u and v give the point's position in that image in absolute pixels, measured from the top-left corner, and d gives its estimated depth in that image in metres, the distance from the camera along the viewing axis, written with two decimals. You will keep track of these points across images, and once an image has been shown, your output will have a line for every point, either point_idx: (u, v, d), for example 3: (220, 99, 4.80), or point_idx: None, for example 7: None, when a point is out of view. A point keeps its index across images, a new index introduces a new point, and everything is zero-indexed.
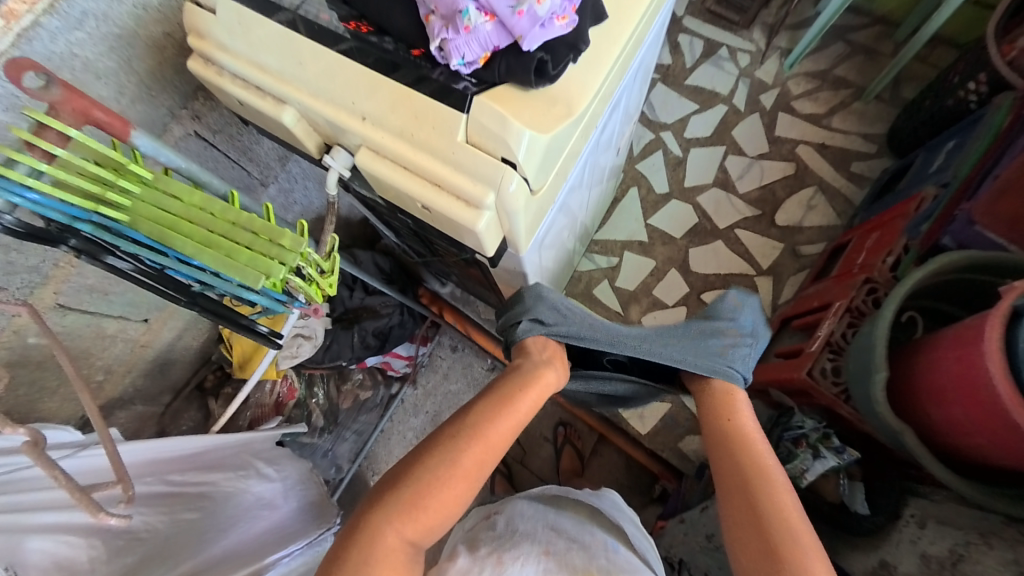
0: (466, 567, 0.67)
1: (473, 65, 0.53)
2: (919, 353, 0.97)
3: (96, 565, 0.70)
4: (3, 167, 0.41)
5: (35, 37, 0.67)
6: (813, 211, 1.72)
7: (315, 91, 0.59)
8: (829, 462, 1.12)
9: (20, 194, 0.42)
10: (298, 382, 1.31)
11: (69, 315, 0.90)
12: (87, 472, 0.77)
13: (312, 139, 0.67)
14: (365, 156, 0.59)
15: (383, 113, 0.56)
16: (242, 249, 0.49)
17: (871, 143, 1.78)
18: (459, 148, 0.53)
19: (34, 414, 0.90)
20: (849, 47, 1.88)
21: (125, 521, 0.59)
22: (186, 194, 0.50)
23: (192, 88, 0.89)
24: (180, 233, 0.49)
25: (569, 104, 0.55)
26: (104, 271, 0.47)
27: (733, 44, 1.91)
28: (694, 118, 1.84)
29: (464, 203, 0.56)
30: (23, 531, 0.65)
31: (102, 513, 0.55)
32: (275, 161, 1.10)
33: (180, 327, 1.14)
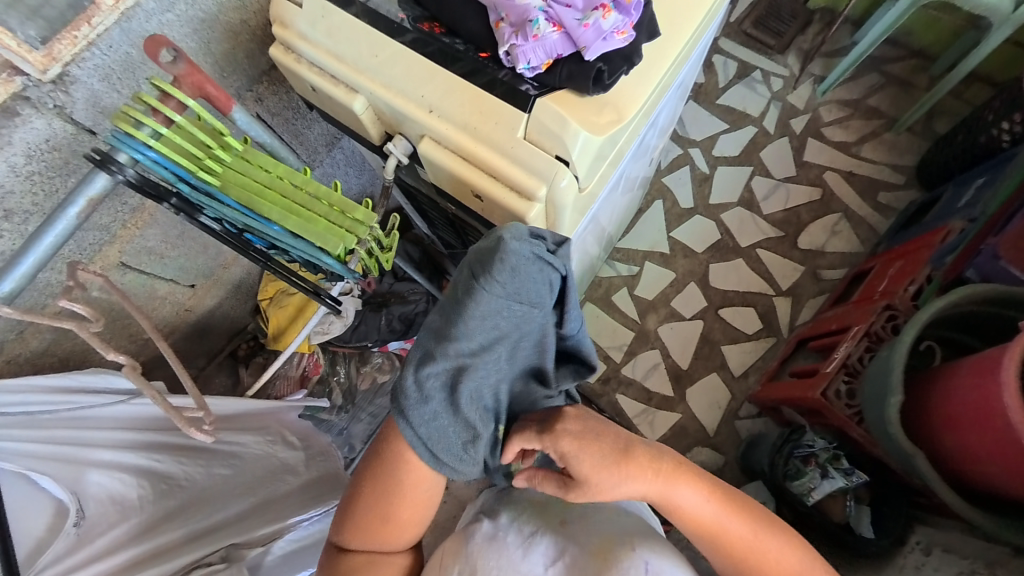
0: (490, 533, 0.67)
1: (536, 70, 0.58)
2: (936, 379, 0.98)
3: (144, 503, 0.76)
4: (130, 128, 0.47)
5: (134, 16, 0.74)
6: (836, 236, 1.74)
7: (386, 82, 0.65)
8: (837, 482, 1.14)
9: (141, 152, 0.48)
10: (323, 359, 1.38)
11: (129, 274, 0.97)
12: (136, 418, 0.81)
13: (376, 127, 0.73)
14: (426, 144, 0.64)
15: (449, 107, 0.61)
16: (318, 219, 0.54)
17: (900, 174, 1.79)
18: (518, 143, 0.58)
19: (89, 363, 0.97)
20: (883, 78, 1.90)
21: (211, 439, 0.66)
22: (272, 165, 0.55)
23: (258, 72, 0.95)
24: (265, 199, 0.54)
25: (619, 110, 0.59)
26: (196, 228, 0.53)
27: (767, 67, 1.94)
28: (724, 136, 1.87)
29: (516, 195, 0.61)
30: (83, 464, 0.72)
31: (194, 427, 0.63)
32: (323, 147, 1.16)
33: (222, 295, 1.20)
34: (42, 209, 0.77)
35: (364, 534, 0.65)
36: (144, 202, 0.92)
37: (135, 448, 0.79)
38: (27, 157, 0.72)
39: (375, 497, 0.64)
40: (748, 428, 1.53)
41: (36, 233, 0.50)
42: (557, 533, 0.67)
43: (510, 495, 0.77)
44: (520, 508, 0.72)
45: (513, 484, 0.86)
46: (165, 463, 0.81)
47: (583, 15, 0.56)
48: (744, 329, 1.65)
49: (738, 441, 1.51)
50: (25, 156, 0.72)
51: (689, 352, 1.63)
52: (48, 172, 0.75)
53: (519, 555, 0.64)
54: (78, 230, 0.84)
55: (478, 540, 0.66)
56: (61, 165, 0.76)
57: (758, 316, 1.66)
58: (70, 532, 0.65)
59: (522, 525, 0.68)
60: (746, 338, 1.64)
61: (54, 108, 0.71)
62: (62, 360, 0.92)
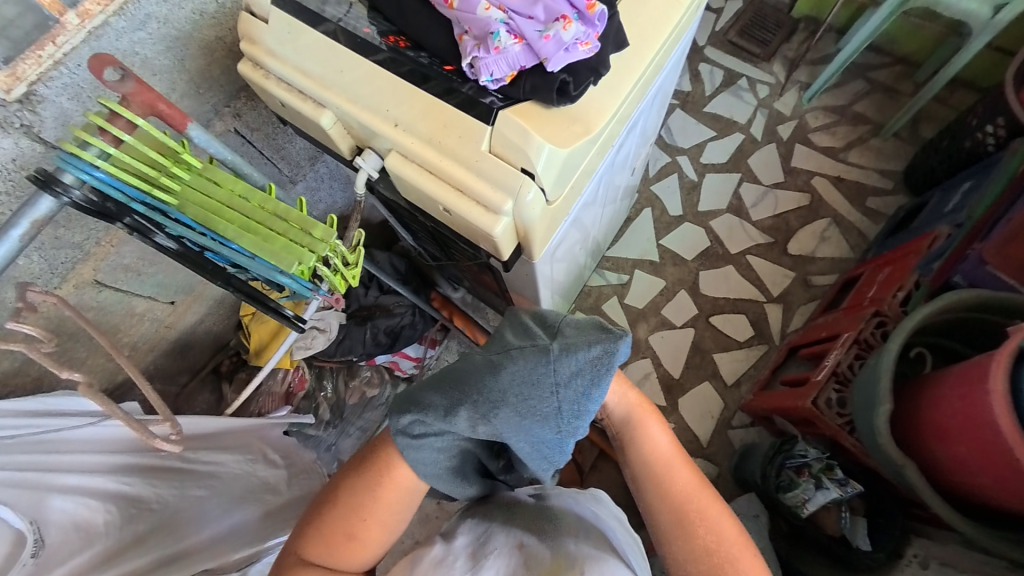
0: (440, 556, 0.67)
1: (500, 82, 0.57)
2: (924, 387, 0.96)
3: (111, 528, 0.74)
4: (78, 148, 0.47)
5: (104, 35, 0.73)
6: (826, 242, 1.73)
7: (353, 97, 0.64)
8: (831, 493, 1.11)
9: (90, 173, 0.47)
10: (308, 373, 1.35)
11: (104, 292, 0.95)
12: (102, 441, 0.81)
13: (346, 142, 0.72)
14: (393, 159, 0.63)
15: (414, 121, 0.60)
16: (277, 237, 0.54)
17: (888, 180, 1.79)
18: (482, 156, 0.57)
19: (63, 383, 0.96)
20: (869, 84, 1.90)
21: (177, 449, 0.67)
22: (230, 183, 0.55)
23: (235, 87, 0.94)
24: (222, 218, 0.53)
25: (585, 122, 0.59)
26: (151, 248, 0.52)
27: (754, 75, 1.95)
28: (711, 144, 1.87)
29: (483, 209, 0.60)
30: (49, 492, 0.70)
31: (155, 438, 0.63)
32: (305, 161, 1.15)
33: (203, 311, 1.19)
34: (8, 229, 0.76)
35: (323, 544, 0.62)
36: None
37: (102, 472, 0.78)
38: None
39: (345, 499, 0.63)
40: (741, 437, 1.51)
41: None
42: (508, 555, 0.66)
43: (475, 520, 0.77)
44: (478, 531, 0.72)
45: (483, 498, 0.84)
46: (136, 486, 0.79)
47: (544, 27, 0.55)
48: (735, 337, 1.63)
49: (732, 451, 1.49)
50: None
51: (681, 361, 1.61)
52: (17, 192, 0.74)
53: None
54: (49, 249, 0.83)
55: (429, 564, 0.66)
56: (29, 184, 0.75)
57: (750, 323, 1.65)
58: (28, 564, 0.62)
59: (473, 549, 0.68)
60: (738, 346, 1.62)
61: (22, 128, 0.71)
62: (35, 381, 0.90)
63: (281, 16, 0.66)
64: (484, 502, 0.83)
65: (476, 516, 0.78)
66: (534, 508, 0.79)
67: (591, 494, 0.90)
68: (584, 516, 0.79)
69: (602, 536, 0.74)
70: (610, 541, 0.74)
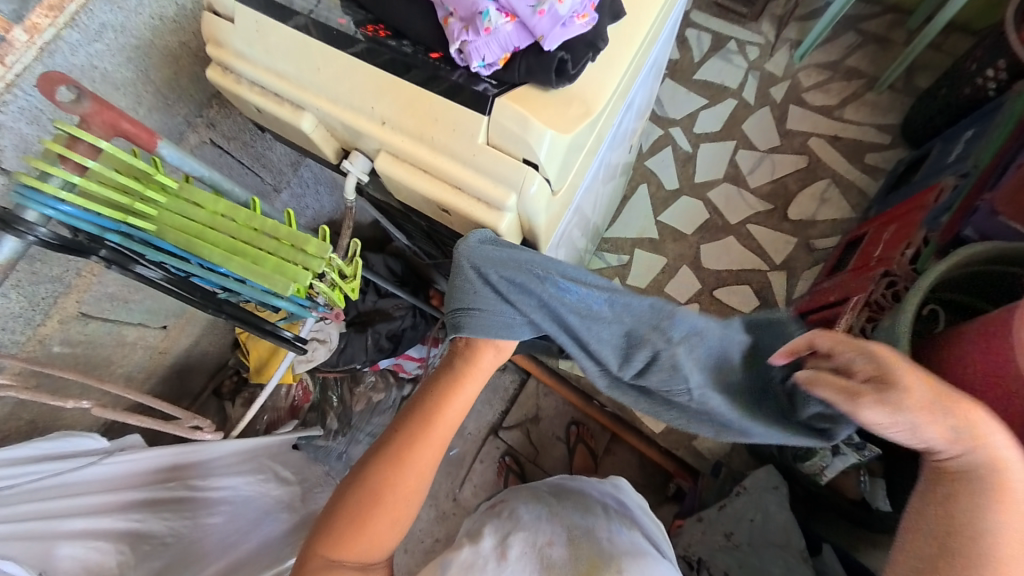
0: (467, 560, 0.67)
1: (493, 67, 0.53)
2: (942, 345, 0.94)
3: (125, 569, 0.71)
4: (35, 180, 0.42)
5: (57, 51, 0.67)
6: (826, 204, 1.70)
7: (333, 96, 0.59)
8: (849, 459, 1.08)
9: (53, 207, 0.42)
10: (313, 386, 1.30)
11: (91, 324, 0.91)
12: (107, 480, 0.78)
13: (330, 144, 0.67)
14: (384, 160, 0.59)
15: (402, 118, 0.56)
16: (269, 258, 0.50)
17: (885, 134, 1.75)
18: (479, 150, 0.53)
19: (59, 422, 0.92)
20: (860, 36, 1.86)
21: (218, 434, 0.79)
22: (209, 202, 0.50)
23: (206, 96, 0.88)
24: (206, 241, 0.49)
25: (588, 102, 0.54)
26: (134, 281, 0.47)
27: (742, 37, 1.89)
28: (704, 113, 1.82)
29: (484, 206, 0.56)
30: (54, 537, 0.67)
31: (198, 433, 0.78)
32: (288, 166, 1.09)
33: (198, 332, 1.14)
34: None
35: (357, 539, 0.62)
36: None
37: (110, 512, 0.75)
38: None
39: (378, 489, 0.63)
40: None
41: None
42: (541, 552, 0.66)
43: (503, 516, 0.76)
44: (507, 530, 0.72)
45: (510, 496, 0.84)
46: (146, 522, 0.77)
47: None
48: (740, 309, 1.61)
49: None
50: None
51: None
52: None
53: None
54: (26, 285, 0.78)
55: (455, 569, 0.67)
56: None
57: (754, 293, 1.63)
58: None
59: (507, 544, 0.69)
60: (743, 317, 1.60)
61: None
62: (29, 423, 0.87)
63: (243, 12, 0.60)
64: (510, 498, 0.83)
65: (501, 513, 0.77)
66: (561, 501, 0.79)
67: (612, 482, 0.89)
68: (612, 508, 0.80)
69: (631, 527, 0.76)
70: (637, 528, 0.76)
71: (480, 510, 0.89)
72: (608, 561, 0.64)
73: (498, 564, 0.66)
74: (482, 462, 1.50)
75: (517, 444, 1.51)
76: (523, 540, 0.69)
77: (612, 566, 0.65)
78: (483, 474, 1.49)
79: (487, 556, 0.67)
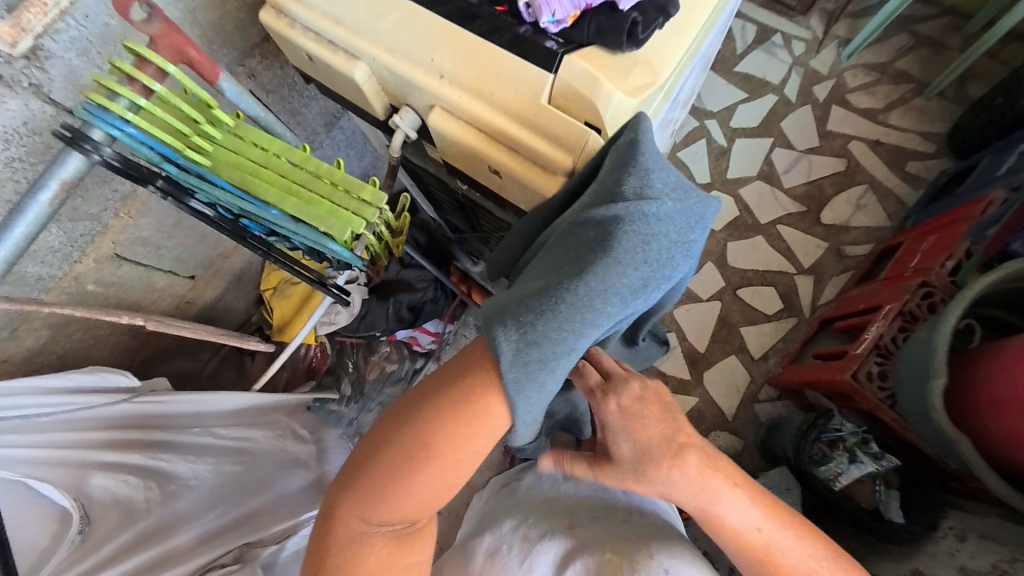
0: (491, 547, 0.69)
1: (562, 24, 0.51)
2: (979, 360, 0.92)
3: (153, 506, 0.73)
4: (103, 98, 0.40)
5: None
6: (861, 211, 1.66)
7: (389, 46, 0.57)
8: (866, 468, 1.07)
9: (119, 127, 0.41)
10: (330, 349, 1.31)
11: (125, 267, 0.92)
12: (133, 418, 0.79)
13: (379, 99, 0.66)
14: (436, 115, 0.57)
15: (461, 70, 0.54)
16: (322, 201, 0.49)
17: (930, 142, 1.69)
18: (541, 110, 0.51)
19: (89, 359, 0.95)
20: (913, 39, 1.78)
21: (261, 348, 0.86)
22: (266, 141, 0.49)
23: (250, 44, 0.87)
24: (261, 179, 0.49)
25: (654, 69, 0.52)
26: (188, 214, 0.47)
27: (789, 31, 1.83)
28: (742, 107, 1.77)
29: (539, 168, 0.55)
30: (87, 469, 0.70)
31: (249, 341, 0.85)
32: (321, 127, 1.09)
33: (223, 286, 1.16)
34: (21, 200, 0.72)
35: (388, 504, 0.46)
36: (135, 189, 0.86)
37: (137, 449, 0.76)
38: (4, 142, 0.66)
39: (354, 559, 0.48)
40: (767, 412, 1.47)
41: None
42: (563, 536, 0.67)
43: (524, 498, 0.77)
44: (525, 513, 0.73)
45: (525, 478, 0.84)
46: (171, 463, 0.78)
47: None
48: (763, 310, 1.58)
49: (758, 424, 1.46)
50: (3, 141, 0.66)
51: (707, 336, 1.56)
52: (30, 159, 0.70)
53: (522, 564, 0.65)
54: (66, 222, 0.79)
55: (485, 553, 0.69)
56: (42, 150, 0.71)
57: (779, 295, 1.60)
58: (75, 541, 0.64)
59: (525, 528, 0.69)
60: (766, 319, 1.57)
61: (30, 87, 0.65)
62: (60, 357, 0.89)
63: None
64: (527, 478, 0.83)
65: (515, 499, 0.78)
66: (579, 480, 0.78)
67: None
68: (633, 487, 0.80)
69: (652, 507, 0.75)
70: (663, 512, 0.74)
71: (492, 493, 0.89)
72: (637, 544, 0.63)
73: (522, 550, 0.66)
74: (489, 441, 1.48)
75: None
76: (543, 529, 0.68)
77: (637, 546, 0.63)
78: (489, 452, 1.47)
79: (512, 544, 0.68)
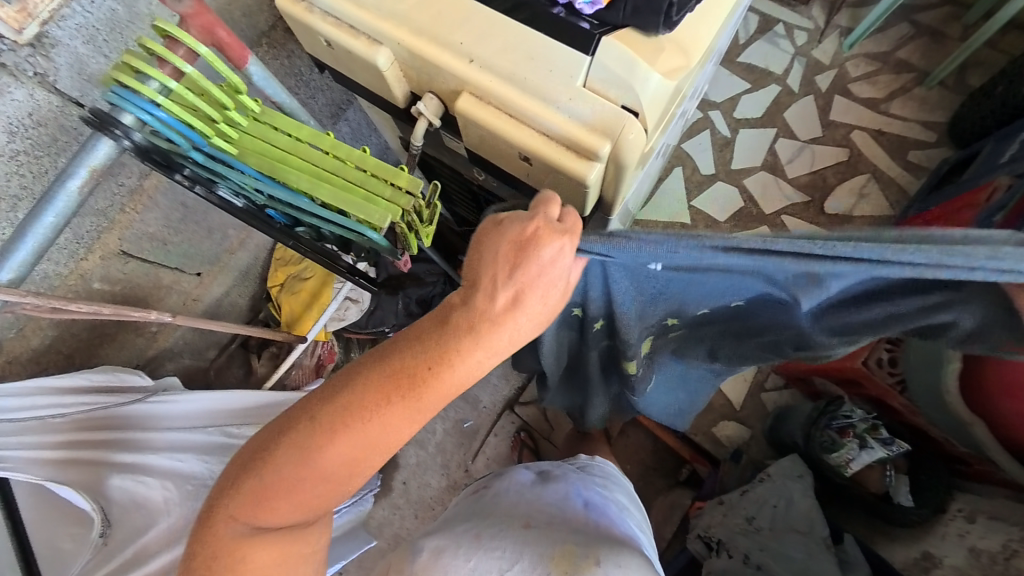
0: (441, 547, 0.67)
1: (597, 5, 0.49)
2: None
3: (171, 507, 0.72)
4: (131, 80, 0.39)
5: None
6: (864, 200, 1.67)
7: (413, 28, 0.56)
8: (877, 453, 1.09)
9: (148, 111, 0.40)
10: (337, 345, 1.29)
11: (131, 264, 0.90)
12: (147, 416, 0.78)
13: (399, 86, 0.64)
14: (464, 100, 0.56)
15: (492, 54, 0.52)
16: (355, 189, 0.47)
17: (931, 132, 1.70)
18: (576, 93, 0.50)
19: (95, 359, 0.93)
20: (914, 28, 1.79)
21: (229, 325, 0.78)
22: (293, 127, 0.48)
23: (258, 31, 0.84)
24: (291, 167, 0.47)
25: (687, 51, 0.51)
26: (215, 203, 0.47)
27: (791, 21, 1.82)
28: (746, 97, 1.77)
29: (573, 153, 0.54)
30: (103, 471, 0.69)
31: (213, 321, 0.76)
32: (328, 119, 1.07)
33: (229, 283, 1.13)
34: (31, 193, 0.70)
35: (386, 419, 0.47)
36: (141, 183, 0.83)
37: (149, 448, 0.75)
38: (9, 134, 0.65)
39: (288, 504, 0.44)
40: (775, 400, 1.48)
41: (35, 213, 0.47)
42: (511, 538, 0.66)
43: (478, 512, 0.76)
44: (481, 520, 0.72)
45: (489, 486, 0.86)
46: (187, 462, 0.76)
47: None
48: None
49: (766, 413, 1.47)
50: (8, 134, 0.65)
51: None
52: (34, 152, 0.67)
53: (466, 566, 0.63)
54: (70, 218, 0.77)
55: (432, 550, 0.67)
56: (49, 143, 0.69)
57: None
58: (98, 543, 0.67)
59: (477, 533, 0.69)
60: None
61: (35, 76, 0.63)
62: (66, 357, 0.87)
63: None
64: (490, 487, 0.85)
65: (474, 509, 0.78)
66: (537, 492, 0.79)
67: (599, 469, 0.93)
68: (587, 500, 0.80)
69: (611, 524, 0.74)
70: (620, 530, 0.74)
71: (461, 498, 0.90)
72: (585, 551, 0.62)
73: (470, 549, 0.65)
74: (498, 435, 1.48)
75: (533, 419, 1.48)
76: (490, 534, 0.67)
77: (584, 553, 0.62)
78: (498, 446, 1.47)
79: (462, 543, 0.66)
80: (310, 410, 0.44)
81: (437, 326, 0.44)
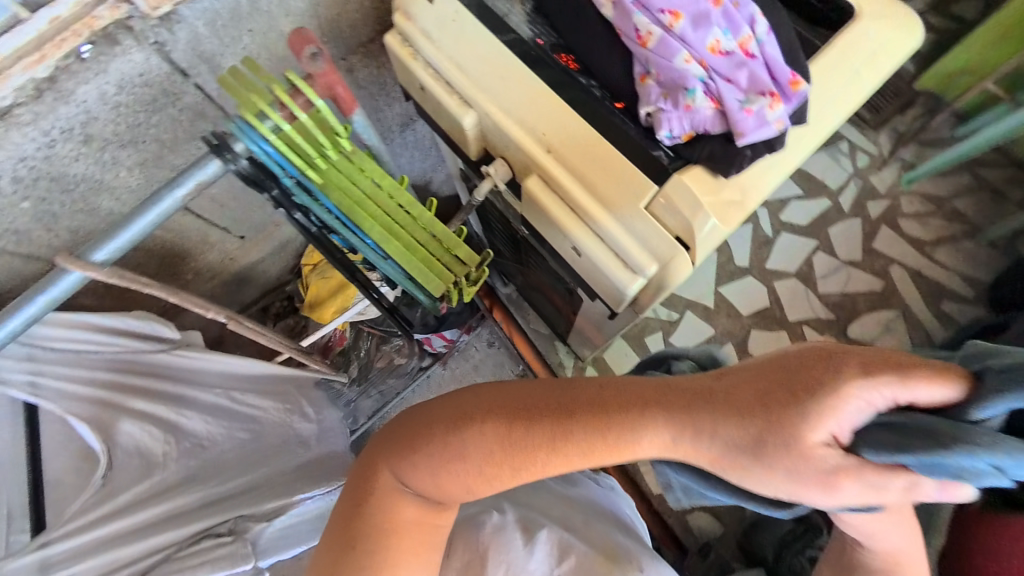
0: (499, 525, 0.77)
1: (677, 139, 0.54)
2: (982, 523, 0.91)
3: (169, 460, 0.79)
4: (252, 119, 0.46)
5: None
6: (888, 334, 1.66)
7: (504, 108, 0.60)
8: None
9: (258, 144, 0.47)
10: (348, 331, 1.32)
11: (187, 217, 0.96)
12: (165, 368, 0.87)
13: (476, 143, 0.69)
14: (532, 183, 0.60)
15: (573, 157, 0.57)
16: (416, 246, 0.53)
17: (970, 286, 1.70)
18: (638, 214, 0.54)
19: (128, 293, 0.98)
20: (977, 181, 1.80)
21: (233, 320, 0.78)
22: (373, 172, 0.53)
23: (360, 43, 0.90)
24: (363, 210, 0.52)
25: (753, 196, 0.55)
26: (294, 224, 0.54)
27: (858, 141, 1.84)
28: (796, 203, 1.79)
29: (620, 263, 0.58)
30: (118, 414, 0.76)
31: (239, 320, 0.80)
32: (397, 128, 1.13)
33: (266, 252, 1.19)
34: (121, 140, 0.77)
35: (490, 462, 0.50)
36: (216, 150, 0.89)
37: (160, 399, 0.82)
38: (118, 88, 0.71)
39: (430, 487, 0.52)
40: None
41: (140, 211, 0.56)
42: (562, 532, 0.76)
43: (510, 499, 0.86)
44: (526, 511, 0.82)
45: None
46: (189, 420, 0.83)
47: (746, 98, 0.53)
48: None
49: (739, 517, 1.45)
50: (117, 87, 0.70)
51: None
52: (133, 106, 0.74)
53: (525, 554, 0.73)
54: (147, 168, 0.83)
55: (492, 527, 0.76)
56: (148, 101, 0.75)
57: None
58: (98, 483, 0.70)
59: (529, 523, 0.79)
60: None
61: (155, 44, 0.69)
62: (104, 287, 0.93)
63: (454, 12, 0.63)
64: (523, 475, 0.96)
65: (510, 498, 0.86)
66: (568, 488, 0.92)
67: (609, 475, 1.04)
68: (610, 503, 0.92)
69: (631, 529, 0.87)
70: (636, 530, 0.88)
71: None
72: (629, 558, 0.74)
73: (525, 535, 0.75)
74: None
75: None
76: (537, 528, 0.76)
77: (628, 561, 0.74)
78: None
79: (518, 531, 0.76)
80: (461, 407, 0.52)
81: (607, 395, 0.48)
